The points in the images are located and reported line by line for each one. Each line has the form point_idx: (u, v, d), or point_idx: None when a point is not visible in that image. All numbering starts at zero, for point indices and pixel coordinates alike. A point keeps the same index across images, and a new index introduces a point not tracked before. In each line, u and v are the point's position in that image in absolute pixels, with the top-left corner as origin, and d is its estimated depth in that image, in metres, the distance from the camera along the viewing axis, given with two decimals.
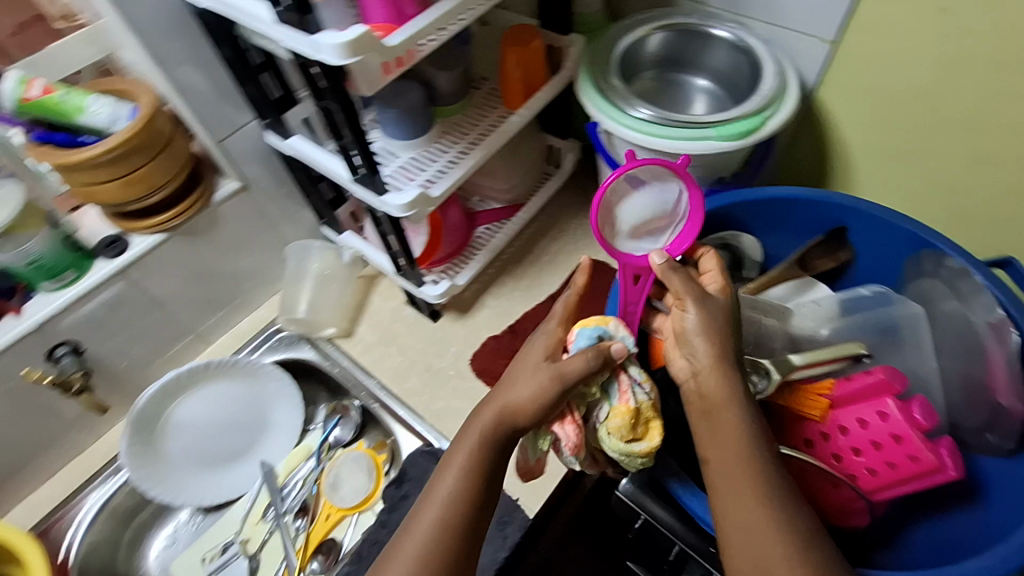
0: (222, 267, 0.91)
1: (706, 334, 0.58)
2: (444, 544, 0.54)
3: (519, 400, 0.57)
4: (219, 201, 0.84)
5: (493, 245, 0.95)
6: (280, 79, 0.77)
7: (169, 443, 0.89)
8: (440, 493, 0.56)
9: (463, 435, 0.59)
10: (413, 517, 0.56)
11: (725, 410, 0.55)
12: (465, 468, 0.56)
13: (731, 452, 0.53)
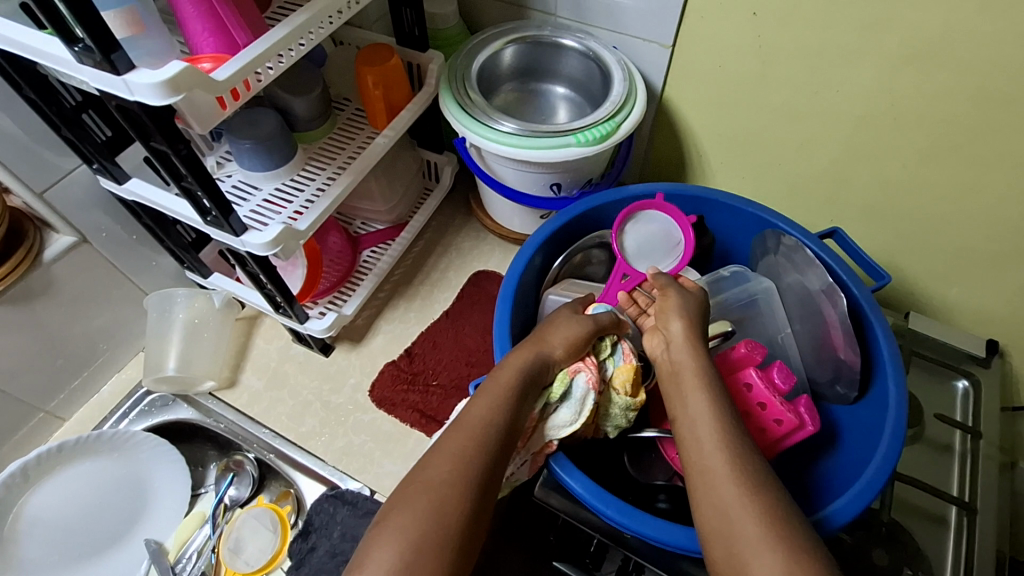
0: (68, 332, 0.80)
1: (689, 311, 0.65)
2: (472, 461, 0.52)
3: (550, 354, 0.63)
4: (50, 260, 0.74)
5: (379, 269, 0.92)
6: (107, 118, 0.70)
7: (23, 543, 0.77)
8: (476, 409, 0.56)
9: (482, 392, 0.58)
10: (427, 471, 0.52)
11: (694, 388, 0.57)
12: (487, 419, 0.55)
13: (700, 428, 0.54)
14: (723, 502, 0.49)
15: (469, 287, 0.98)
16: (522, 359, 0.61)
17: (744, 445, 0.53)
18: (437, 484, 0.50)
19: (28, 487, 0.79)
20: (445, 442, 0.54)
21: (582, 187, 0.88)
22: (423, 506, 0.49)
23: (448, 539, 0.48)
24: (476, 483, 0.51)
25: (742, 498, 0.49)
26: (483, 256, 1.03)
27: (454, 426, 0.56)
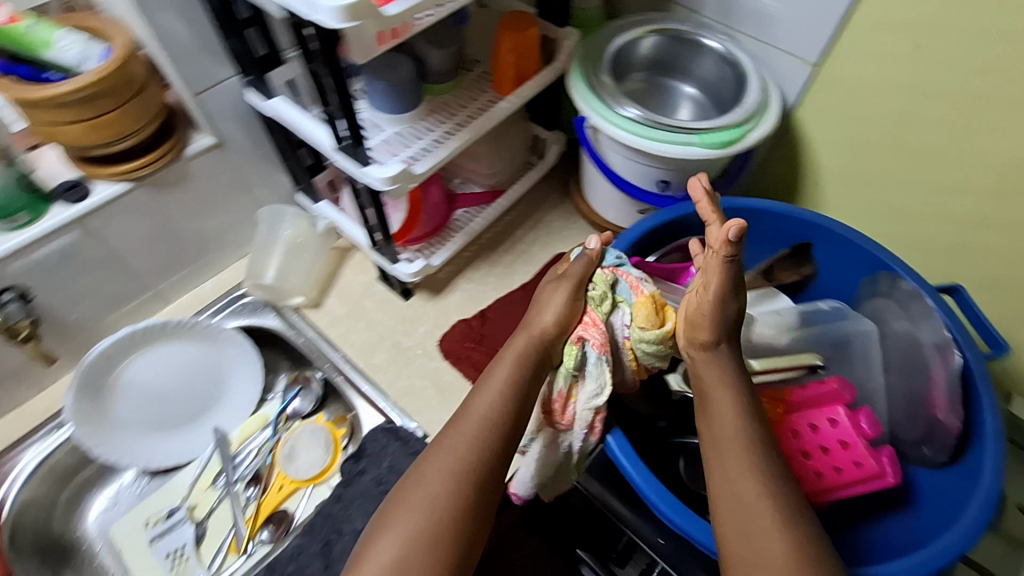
0: (188, 224, 0.87)
1: (717, 313, 0.60)
2: (477, 459, 0.56)
3: (546, 326, 0.64)
4: (189, 157, 0.80)
5: (470, 229, 0.94)
6: (266, 37, 0.74)
7: (118, 402, 0.85)
8: (477, 407, 0.59)
9: (481, 383, 0.62)
10: (424, 464, 0.57)
11: (721, 393, 0.58)
12: (483, 413, 0.59)
13: (723, 438, 0.56)
14: (746, 514, 0.51)
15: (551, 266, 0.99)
16: (521, 343, 0.63)
17: (768, 459, 0.54)
18: (434, 480, 0.55)
19: (131, 354, 0.85)
20: (443, 436, 0.58)
21: (688, 189, 0.85)
22: (421, 497, 0.54)
23: (445, 526, 0.53)
24: (473, 472, 0.56)
25: (770, 514, 0.50)
26: (571, 238, 1.03)
27: (455, 418, 0.60)
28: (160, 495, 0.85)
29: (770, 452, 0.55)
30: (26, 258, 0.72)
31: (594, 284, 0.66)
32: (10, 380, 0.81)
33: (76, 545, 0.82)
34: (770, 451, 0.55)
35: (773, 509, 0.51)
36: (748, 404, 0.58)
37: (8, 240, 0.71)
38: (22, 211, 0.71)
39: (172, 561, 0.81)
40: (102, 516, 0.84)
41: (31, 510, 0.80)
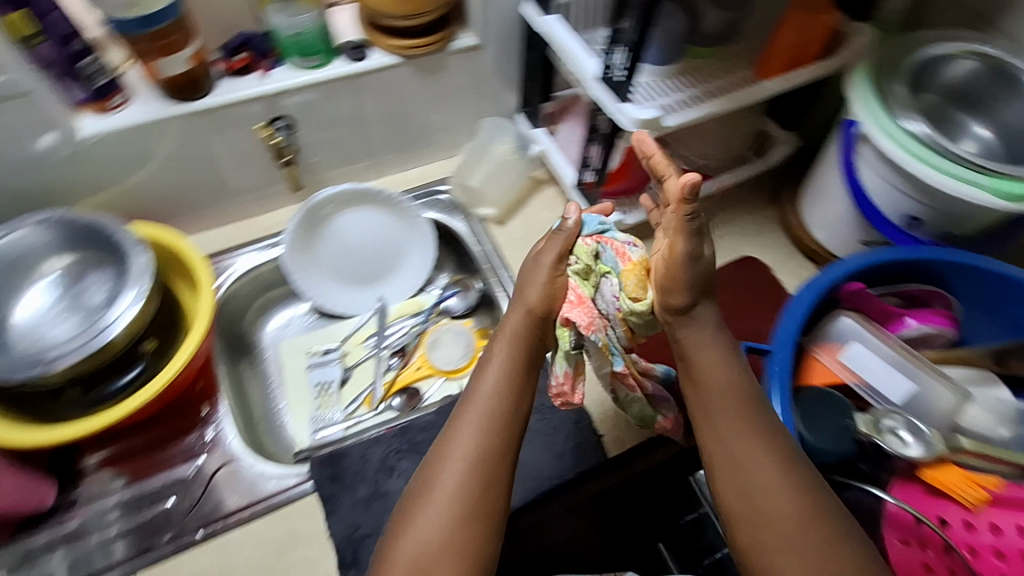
0: (424, 110, 0.92)
1: (687, 274, 0.55)
2: (489, 443, 0.53)
3: (537, 307, 0.58)
4: (451, 51, 0.84)
5: (670, 202, 0.91)
6: None
7: (320, 245, 0.93)
8: (479, 395, 0.56)
9: (481, 369, 0.58)
10: (433, 466, 0.53)
11: (705, 349, 0.57)
12: (485, 403, 0.55)
13: (716, 403, 0.55)
14: (748, 480, 0.51)
15: (736, 268, 0.91)
16: (515, 324, 0.59)
17: (759, 425, 0.54)
18: (448, 484, 0.51)
19: (348, 206, 0.93)
20: (446, 435, 0.55)
21: (935, 236, 0.76)
22: (439, 500, 0.51)
23: (467, 522, 0.50)
24: (486, 465, 0.53)
25: (777, 478, 0.50)
26: (767, 245, 0.95)
27: (460, 410, 0.56)
28: (324, 334, 0.94)
29: (758, 414, 0.54)
30: (300, 95, 0.79)
31: (576, 256, 0.59)
32: (244, 196, 0.90)
33: (254, 348, 0.94)
34: (757, 415, 0.54)
35: (780, 473, 0.51)
36: (730, 360, 0.57)
37: (298, 75, 0.79)
38: (318, 55, 0.79)
39: (318, 393, 0.89)
40: (275, 331, 0.96)
41: (231, 306, 0.90)
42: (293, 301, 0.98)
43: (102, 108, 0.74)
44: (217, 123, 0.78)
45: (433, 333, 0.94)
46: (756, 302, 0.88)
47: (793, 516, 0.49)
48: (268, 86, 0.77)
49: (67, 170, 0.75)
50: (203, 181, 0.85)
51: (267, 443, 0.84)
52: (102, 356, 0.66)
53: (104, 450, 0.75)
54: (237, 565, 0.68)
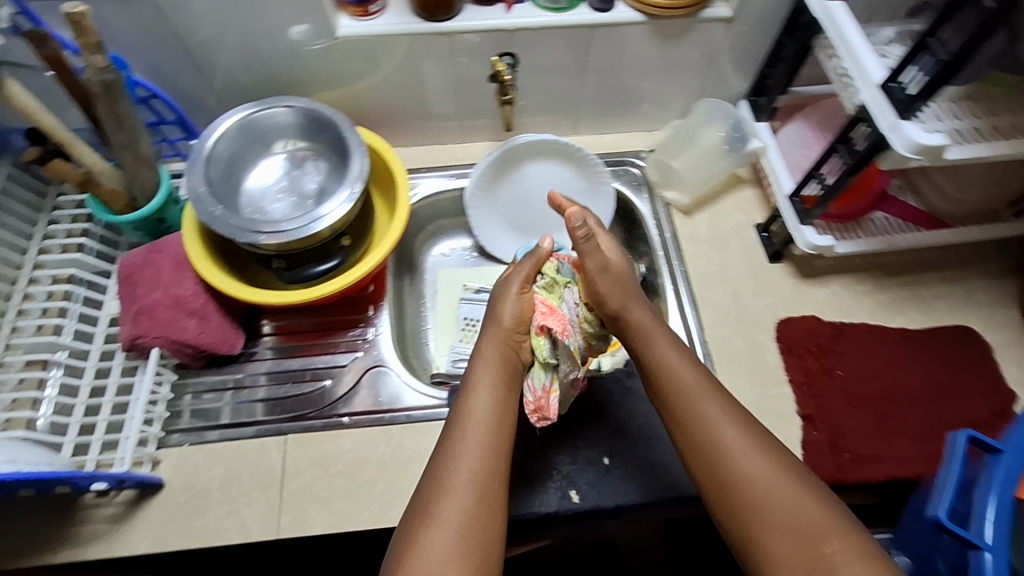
0: (647, 76, 0.86)
1: (603, 282, 0.66)
2: (487, 452, 0.57)
3: (509, 328, 0.66)
4: (701, 20, 0.77)
5: (892, 240, 0.79)
6: None
7: (501, 188, 0.93)
8: (475, 411, 0.59)
9: (469, 390, 0.61)
10: (435, 478, 0.56)
11: (662, 350, 0.63)
12: (478, 420, 0.58)
13: (672, 385, 0.61)
14: (717, 458, 0.56)
15: (949, 334, 0.79)
16: (491, 353, 0.64)
17: (714, 407, 0.58)
18: (452, 504, 0.53)
19: (543, 156, 0.92)
20: (443, 452, 0.57)
21: None
22: (447, 515, 0.53)
23: (483, 529, 0.53)
24: (486, 479, 0.55)
25: (751, 459, 0.55)
26: (991, 321, 0.81)
27: (454, 427, 0.59)
28: (482, 273, 0.96)
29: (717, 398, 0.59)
30: (536, 36, 0.77)
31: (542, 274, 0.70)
32: (448, 122, 0.92)
33: (417, 267, 0.97)
34: (715, 399, 0.59)
35: (757, 456, 0.55)
36: (685, 356, 0.63)
37: (540, 15, 0.77)
38: None
39: (464, 328, 0.91)
40: (438, 257, 0.98)
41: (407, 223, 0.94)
42: (460, 234, 0.99)
43: (362, 12, 0.77)
44: (451, 48, 0.79)
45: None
46: (965, 381, 0.76)
47: (786, 500, 0.52)
48: (510, 21, 0.76)
49: (312, 61, 0.80)
50: (416, 99, 0.87)
51: (412, 357, 0.89)
52: (309, 245, 0.72)
53: (280, 319, 0.84)
54: (370, 461, 0.73)
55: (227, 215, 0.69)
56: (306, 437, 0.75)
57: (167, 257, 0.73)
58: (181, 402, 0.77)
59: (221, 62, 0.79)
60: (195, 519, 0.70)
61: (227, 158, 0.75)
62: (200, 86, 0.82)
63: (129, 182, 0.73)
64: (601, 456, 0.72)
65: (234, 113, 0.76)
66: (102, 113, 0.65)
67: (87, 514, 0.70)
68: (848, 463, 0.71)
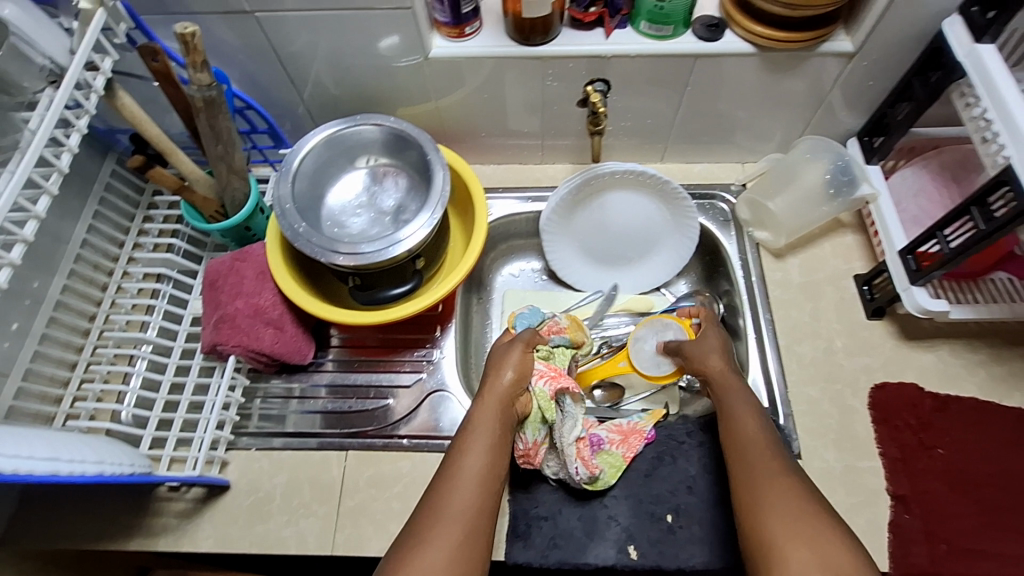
0: (747, 108, 0.80)
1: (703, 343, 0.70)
2: (479, 503, 0.54)
3: (512, 385, 0.64)
4: (819, 53, 0.69)
5: (1018, 309, 0.71)
6: None
7: (579, 216, 0.89)
8: (469, 461, 0.56)
9: (466, 436, 0.59)
10: (429, 515, 0.53)
11: (739, 409, 0.61)
12: (473, 466, 0.56)
13: (747, 447, 0.58)
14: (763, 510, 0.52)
15: None
16: (494, 403, 0.62)
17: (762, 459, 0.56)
18: (440, 545, 0.50)
19: (627, 184, 0.86)
20: (435, 493, 0.55)
21: None
22: (434, 553, 0.49)
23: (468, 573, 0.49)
24: (476, 528, 0.52)
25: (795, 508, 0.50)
26: None
27: (446, 473, 0.56)
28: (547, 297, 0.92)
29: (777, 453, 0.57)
30: (632, 64, 0.73)
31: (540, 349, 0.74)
32: (531, 140, 0.89)
33: (486, 285, 0.95)
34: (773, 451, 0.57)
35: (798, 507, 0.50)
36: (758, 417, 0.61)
37: (641, 44, 0.72)
38: (670, 26, 0.69)
39: None
40: (508, 277, 0.97)
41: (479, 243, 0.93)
42: (530, 255, 0.97)
43: (457, 33, 0.74)
44: (541, 70, 0.76)
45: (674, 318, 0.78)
46: None
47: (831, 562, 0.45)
48: (607, 48, 0.72)
49: (399, 77, 0.79)
50: (500, 118, 0.85)
51: (474, 381, 0.87)
52: (386, 265, 0.71)
53: (349, 331, 0.84)
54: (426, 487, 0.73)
55: (309, 232, 0.69)
56: (367, 454, 0.75)
57: (250, 266, 0.75)
58: (252, 405, 0.79)
59: (311, 74, 0.79)
60: (256, 524, 0.72)
61: (312, 174, 0.75)
62: (290, 95, 0.83)
63: (220, 191, 0.74)
64: (665, 513, 0.69)
65: (321, 129, 0.76)
66: (201, 126, 0.66)
67: (159, 506, 0.73)
68: (945, 556, 0.64)
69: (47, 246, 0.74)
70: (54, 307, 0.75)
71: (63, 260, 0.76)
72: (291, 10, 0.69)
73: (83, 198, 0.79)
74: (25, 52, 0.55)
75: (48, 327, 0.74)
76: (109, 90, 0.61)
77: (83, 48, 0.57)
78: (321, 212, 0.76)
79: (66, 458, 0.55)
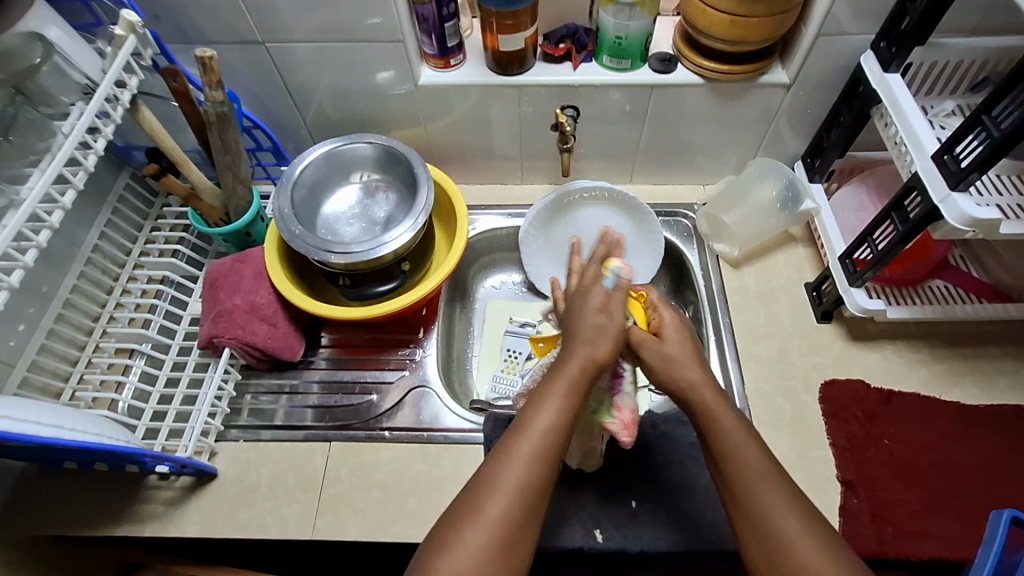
0: (703, 133, 0.89)
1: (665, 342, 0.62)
2: (535, 479, 0.52)
3: (595, 361, 0.58)
4: (759, 84, 0.79)
5: (950, 310, 0.78)
6: (939, 4, 0.61)
7: (555, 229, 0.97)
8: (535, 430, 0.54)
9: (540, 398, 0.56)
10: (488, 478, 0.53)
11: (724, 422, 0.56)
12: (542, 434, 0.54)
13: (742, 481, 0.53)
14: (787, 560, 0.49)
15: (1010, 415, 0.75)
16: (578, 368, 0.58)
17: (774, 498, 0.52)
18: (493, 512, 0.51)
19: (597, 201, 0.96)
20: (501, 451, 0.54)
21: None
22: (485, 518, 0.51)
23: (507, 549, 0.50)
24: (531, 497, 0.52)
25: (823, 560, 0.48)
26: None
27: (513, 433, 0.55)
28: (525, 308, 1.00)
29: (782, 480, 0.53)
30: (598, 93, 0.83)
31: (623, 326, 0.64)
32: (511, 162, 0.98)
33: (469, 295, 1.02)
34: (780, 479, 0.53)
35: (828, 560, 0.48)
36: (745, 427, 0.56)
37: (605, 75, 0.81)
38: (629, 59, 0.79)
39: (507, 358, 0.95)
40: (490, 288, 1.04)
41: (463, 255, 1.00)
42: (511, 268, 1.04)
43: (443, 64, 0.84)
44: (517, 98, 0.85)
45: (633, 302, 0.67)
46: None
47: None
48: (575, 78, 0.81)
49: (393, 103, 0.88)
50: (483, 141, 0.94)
51: (455, 383, 0.92)
52: (374, 265, 0.78)
53: (337, 333, 0.90)
54: (405, 476, 0.77)
55: (305, 234, 0.76)
56: (349, 445, 0.79)
57: (248, 267, 0.81)
58: (242, 401, 0.84)
59: (314, 99, 0.88)
60: (241, 511, 0.75)
61: (310, 184, 0.83)
62: (294, 119, 0.92)
63: (225, 200, 0.82)
64: (630, 499, 0.73)
65: (321, 145, 0.84)
66: (212, 138, 0.74)
67: (149, 494, 0.77)
68: (891, 537, 0.68)
69: (60, 248, 0.81)
70: (63, 305, 0.81)
71: (74, 262, 0.83)
72: (299, 41, 0.78)
73: (97, 207, 0.87)
74: (65, 70, 0.63)
75: (56, 322, 0.80)
76: (133, 105, 0.69)
77: (115, 68, 0.64)
78: (317, 219, 0.84)
79: (68, 427, 0.60)
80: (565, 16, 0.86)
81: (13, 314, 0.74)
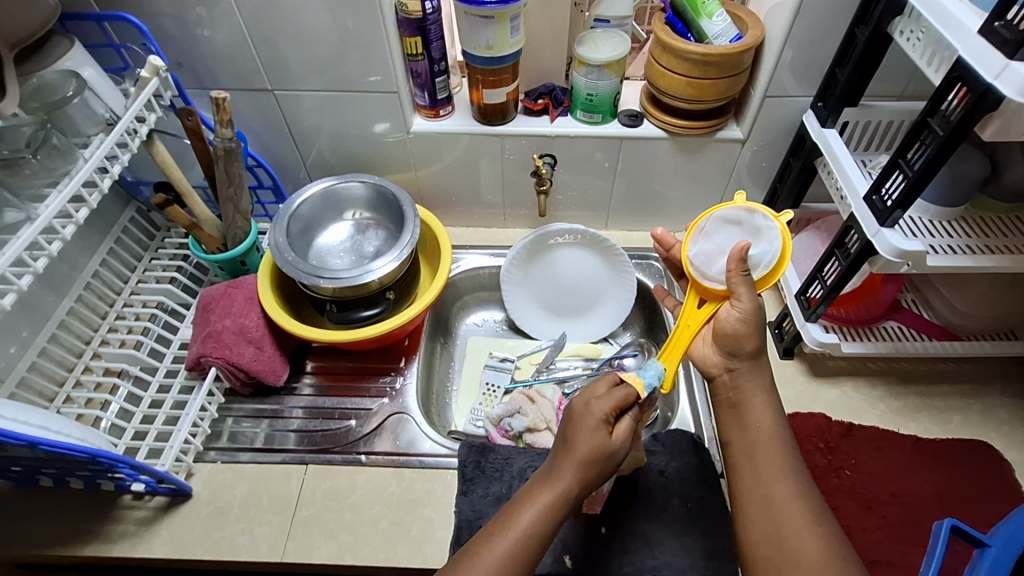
0: (671, 183, 0.97)
1: (741, 330, 0.63)
2: (512, 570, 0.52)
3: (577, 485, 0.56)
4: (717, 139, 0.88)
5: (901, 347, 0.82)
6: (862, 69, 0.71)
7: (534, 268, 1.02)
8: (521, 525, 0.54)
9: (525, 497, 0.57)
10: (476, 544, 0.54)
11: (757, 396, 0.63)
12: (524, 531, 0.54)
13: (746, 418, 0.62)
14: (776, 511, 0.55)
15: (965, 447, 0.79)
16: (571, 478, 0.56)
17: (765, 417, 0.62)
18: None
19: (573, 244, 1.01)
20: (473, 547, 0.53)
21: None
22: None
23: None
24: None
25: (809, 531, 0.53)
26: (1012, 439, 0.80)
27: (496, 525, 0.55)
28: (505, 344, 1.03)
29: (784, 451, 0.59)
30: (573, 144, 0.91)
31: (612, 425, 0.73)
32: (495, 207, 1.06)
33: (451, 332, 1.06)
34: (779, 423, 0.61)
35: (794, 491, 0.56)
36: (774, 404, 0.63)
37: (580, 127, 0.90)
38: (600, 114, 0.88)
39: (485, 392, 0.96)
40: (471, 325, 1.08)
41: (449, 292, 1.05)
42: (492, 308, 1.09)
43: (433, 114, 0.92)
44: (499, 147, 0.93)
45: (782, 224, 0.67)
46: (983, 494, 0.76)
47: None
48: (551, 129, 0.90)
49: (387, 150, 0.97)
50: (469, 187, 1.02)
51: (433, 413, 0.94)
52: (361, 291, 0.83)
53: (322, 361, 0.93)
54: (379, 499, 0.78)
55: (297, 261, 0.81)
56: (325, 469, 0.81)
57: (241, 292, 0.86)
58: (223, 424, 0.86)
59: (315, 144, 0.96)
60: (212, 532, 0.76)
61: (305, 218, 0.89)
62: (295, 161, 1.00)
63: (225, 229, 0.88)
64: (598, 524, 0.75)
65: (318, 183, 0.90)
66: (218, 171, 0.81)
67: (121, 514, 0.77)
68: None
69: (61, 272, 0.85)
70: (57, 326, 0.84)
71: (74, 286, 0.86)
72: (306, 91, 0.87)
73: (101, 237, 0.92)
74: (92, 104, 0.70)
75: (49, 342, 0.82)
76: (149, 139, 0.75)
77: (136, 104, 0.72)
78: (309, 250, 0.90)
79: (55, 429, 0.64)
80: (543, 77, 0.96)
81: (10, 334, 0.77)
